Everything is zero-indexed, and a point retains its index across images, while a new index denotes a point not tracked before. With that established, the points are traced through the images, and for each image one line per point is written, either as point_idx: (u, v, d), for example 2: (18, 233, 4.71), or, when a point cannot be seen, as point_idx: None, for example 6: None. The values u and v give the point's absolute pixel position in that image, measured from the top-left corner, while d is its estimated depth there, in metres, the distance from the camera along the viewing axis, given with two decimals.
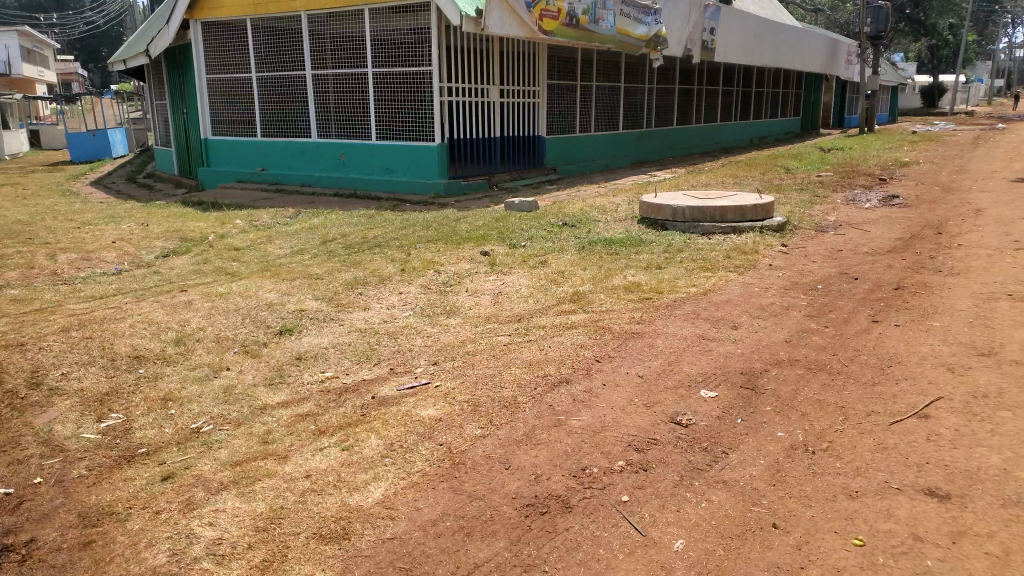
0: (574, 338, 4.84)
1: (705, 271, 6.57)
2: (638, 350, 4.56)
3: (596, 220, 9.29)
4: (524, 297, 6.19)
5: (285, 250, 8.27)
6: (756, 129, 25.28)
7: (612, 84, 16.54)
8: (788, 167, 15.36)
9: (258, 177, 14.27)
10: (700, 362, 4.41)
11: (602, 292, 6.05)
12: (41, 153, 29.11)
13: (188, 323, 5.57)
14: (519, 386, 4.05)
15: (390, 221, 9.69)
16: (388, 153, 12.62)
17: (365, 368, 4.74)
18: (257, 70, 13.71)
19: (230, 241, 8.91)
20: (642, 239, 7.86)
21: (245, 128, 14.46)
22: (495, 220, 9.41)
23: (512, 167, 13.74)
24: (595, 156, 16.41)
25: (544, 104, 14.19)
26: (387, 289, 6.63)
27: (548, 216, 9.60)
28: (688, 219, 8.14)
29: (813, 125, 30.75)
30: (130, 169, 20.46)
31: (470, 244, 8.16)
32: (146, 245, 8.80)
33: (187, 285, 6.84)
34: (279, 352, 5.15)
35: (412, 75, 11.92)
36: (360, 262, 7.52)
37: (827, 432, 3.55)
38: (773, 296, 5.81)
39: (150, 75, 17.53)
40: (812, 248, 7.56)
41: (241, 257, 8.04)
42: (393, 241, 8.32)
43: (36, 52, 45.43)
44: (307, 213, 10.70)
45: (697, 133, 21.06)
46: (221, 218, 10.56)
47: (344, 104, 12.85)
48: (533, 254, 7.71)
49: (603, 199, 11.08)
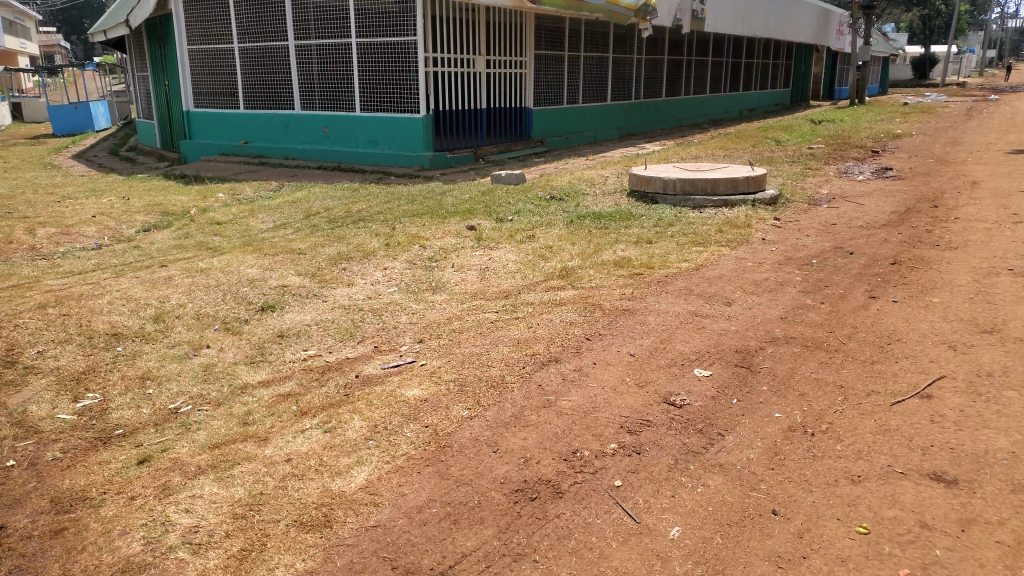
0: (564, 314, 4.73)
1: (697, 245, 6.46)
2: (630, 327, 4.45)
3: (586, 194, 9.14)
4: (512, 273, 6.06)
5: (269, 225, 8.08)
6: (746, 102, 25.09)
7: (600, 55, 16.30)
8: (779, 140, 15.22)
9: (242, 150, 14.00)
10: (693, 340, 4.32)
11: (592, 267, 5.93)
12: (22, 126, 28.59)
13: (168, 299, 5.40)
14: (508, 365, 3.94)
15: (376, 194, 9.51)
16: (372, 125, 12.38)
17: (349, 346, 4.61)
18: (239, 41, 13.39)
19: (213, 215, 8.71)
20: (631, 213, 7.73)
21: (226, 100, 14.16)
22: (483, 193, 9.24)
23: (499, 139, 13.54)
24: (584, 128, 16.21)
25: (532, 75, 13.94)
26: (372, 265, 6.47)
27: (536, 189, 9.44)
28: (678, 192, 8.01)
29: (803, 97, 30.55)
30: (112, 142, 20.07)
31: (457, 218, 8.00)
32: (127, 219, 8.59)
33: (167, 260, 6.66)
34: (261, 330, 5.00)
35: (396, 46, 11.64)
36: (345, 236, 7.35)
37: (826, 413, 3.48)
38: (766, 271, 5.71)
39: (132, 47, 17.14)
40: (806, 222, 7.46)
41: (223, 231, 7.86)
42: (379, 215, 8.15)
43: (17, 24, 44.54)
44: (291, 187, 10.48)
45: (687, 105, 20.86)
46: (204, 191, 10.32)
47: (327, 75, 12.57)
48: (522, 229, 7.57)
49: (593, 172, 10.91)
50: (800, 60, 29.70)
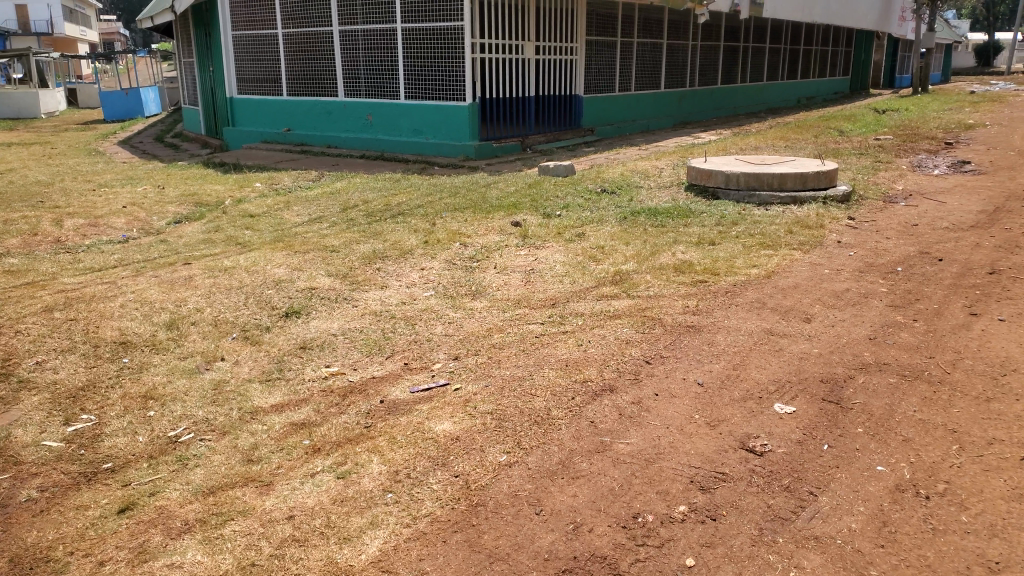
0: (620, 330, 4.15)
1: (766, 248, 5.81)
2: (697, 348, 3.85)
3: (639, 188, 8.51)
4: (561, 276, 5.49)
5: (303, 218, 7.65)
6: (804, 89, 23.97)
7: (654, 40, 15.57)
8: (843, 129, 14.31)
9: (284, 138, 13.65)
10: (770, 365, 3.69)
11: (649, 272, 5.33)
12: (76, 112, 28.93)
13: (185, 303, 4.97)
14: (553, 395, 3.38)
15: (417, 186, 9.01)
16: (417, 113, 11.89)
17: (376, 362, 4.11)
18: (283, 26, 13.01)
19: (246, 206, 8.32)
20: (691, 209, 7.10)
21: (269, 87, 13.81)
22: (528, 185, 8.67)
23: (547, 128, 12.94)
24: (636, 117, 15.50)
25: (583, 61, 13.29)
26: (407, 265, 5.97)
27: (586, 181, 8.82)
28: (743, 186, 7.34)
29: (864, 84, 29.17)
30: (157, 129, 20.00)
31: (501, 213, 7.47)
32: (158, 210, 8.25)
33: (192, 256, 6.27)
34: (282, 340, 4.55)
35: (442, 30, 11.12)
36: (381, 232, 6.87)
37: (940, 469, 2.86)
38: (847, 280, 5.03)
39: (176, 31, 16.97)
40: (884, 221, 6.72)
41: (255, 224, 7.44)
42: (418, 209, 7.67)
43: (75, 11, 45.24)
44: (331, 177, 10.07)
45: (743, 93, 19.93)
46: (241, 181, 9.97)
47: (371, 61, 12.12)
48: (570, 225, 6.99)
49: (646, 163, 10.26)
50: (861, 47, 28.34)
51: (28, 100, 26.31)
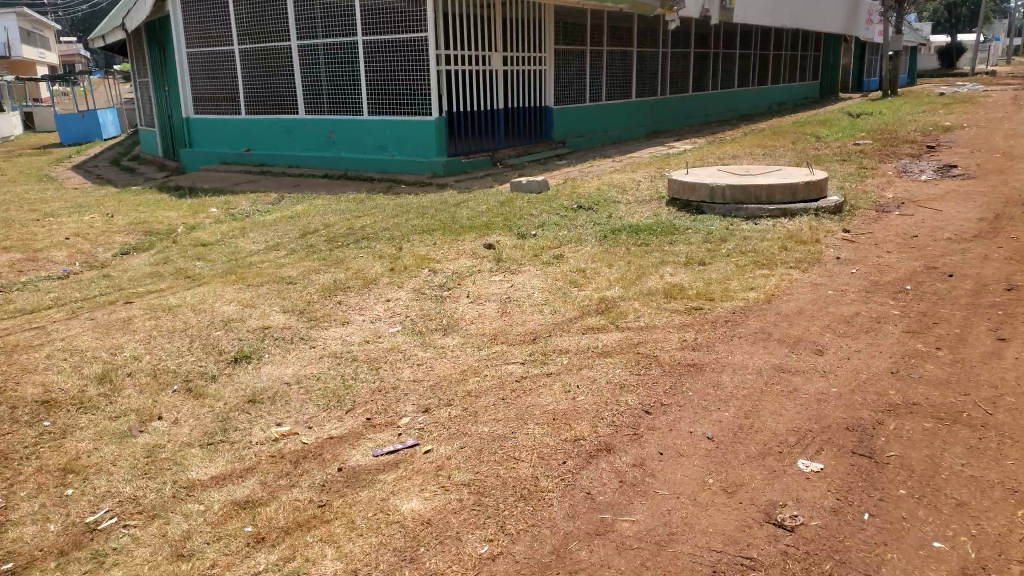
0: (612, 371, 3.67)
1: (761, 267, 5.38)
2: (701, 394, 3.39)
3: (617, 203, 8.08)
4: (540, 305, 5.00)
5: (260, 246, 7.10)
6: (775, 95, 23.84)
7: (624, 48, 15.23)
8: (820, 135, 14.05)
9: (243, 158, 13.06)
10: (786, 412, 3.24)
11: (637, 298, 4.88)
12: (30, 135, 27.97)
13: (121, 350, 4.39)
14: (541, 459, 2.88)
15: (382, 207, 8.51)
16: (381, 129, 11.38)
17: (333, 417, 3.58)
18: (239, 42, 12.46)
19: (199, 234, 7.75)
20: (675, 226, 6.69)
21: (226, 105, 13.23)
22: (501, 203, 8.20)
23: (518, 141, 12.50)
24: (608, 128, 15.13)
25: (552, 72, 12.89)
26: (371, 296, 5.46)
27: (561, 197, 8.38)
28: (728, 200, 6.93)
29: (834, 89, 29.18)
30: (115, 151, 19.30)
31: (472, 234, 7.00)
32: (102, 241, 7.65)
33: (135, 292, 5.71)
34: (229, 392, 3.99)
35: (405, 42, 10.64)
36: (342, 259, 6.35)
37: (1009, 544, 2.38)
38: (852, 302, 4.61)
39: (130, 49, 16.29)
40: (881, 233, 6.34)
41: (207, 254, 6.89)
42: (383, 232, 7.17)
43: (32, 32, 44.27)
44: (292, 199, 9.52)
45: (714, 100, 19.70)
46: (195, 206, 9.38)
47: (332, 76, 11.59)
48: (547, 246, 6.53)
49: (623, 175, 9.86)
50: (829, 51, 28.35)
51: None
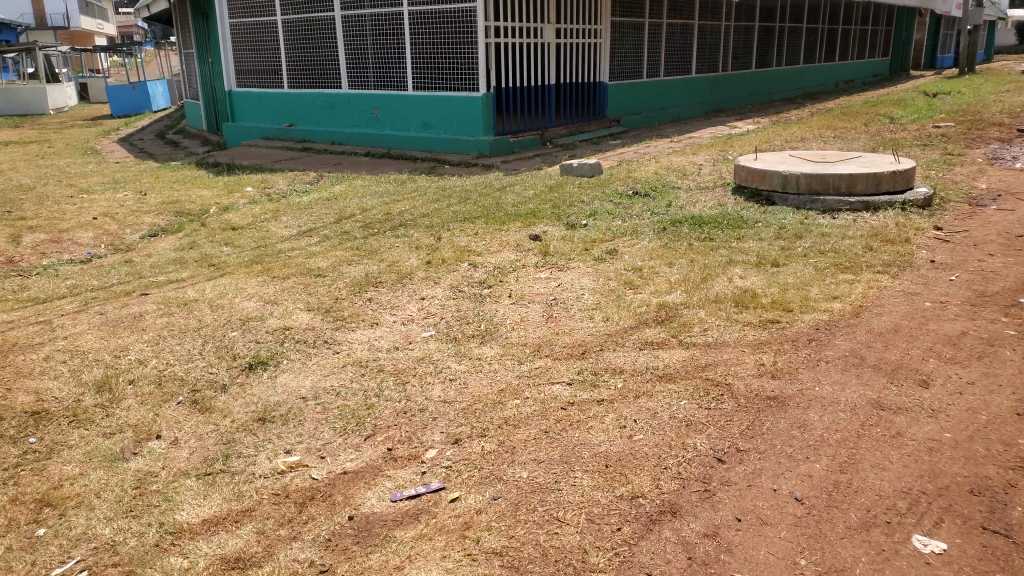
0: (675, 402, 3.12)
1: (844, 271, 4.74)
2: (784, 437, 2.83)
3: (677, 190, 7.44)
4: (591, 311, 4.46)
5: (292, 231, 6.69)
6: (842, 73, 22.60)
7: (685, 21, 14.40)
8: (894, 116, 13.08)
9: (286, 134, 12.69)
10: (890, 465, 2.68)
11: (702, 306, 4.31)
12: (86, 107, 28.20)
13: (126, 352, 3.99)
14: (591, 524, 2.39)
15: (423, 190, 8.04)
16: (426, 105, 10.87)
17: (349, 445, 3.11)
18: (282, 13, 12.04)
19: (231, 216, 7.38)
20: (743, 220, 6.07)
21: (270, 79, 12.86)
22: (550, 188, 7.64)
23: (570, 119, 11.86)
24: (665, 106, 14.36)
25: (607, 46, 12.20)
26: (404, 293, 4.99)
27: (615, 182, 7.77)
28: (802, 191, 6.25)
29: (905, 66, 27.64)
30: (163, 124, 19.19)
31: (517, 224, 6.49)
32: (132, 221, 7.34)
33: (155, 283, 5.34)
34: (238, 406, 3.54)
35: (453, 14, 10.08)
36: (376, 250, 5.89)
37: None
38: (955, 319, 3.97)
39: (177, 20, 16.05)
40: (979, 231, 5.61)
41: (236, 239, 6.50)
42: (422, 219, 6.69)
43: (92, 4, 44.84)
44: (331, 179, 9.12)
45: (778, 77, 18.67)
46: (232, 185, 9.03)
47: (377, 49, 11.10)
48: (599, 239, 5.98)
49: (683, 159, 9.19)
50: (902, 26, 26.77)
51: (37, 97, 25.64)
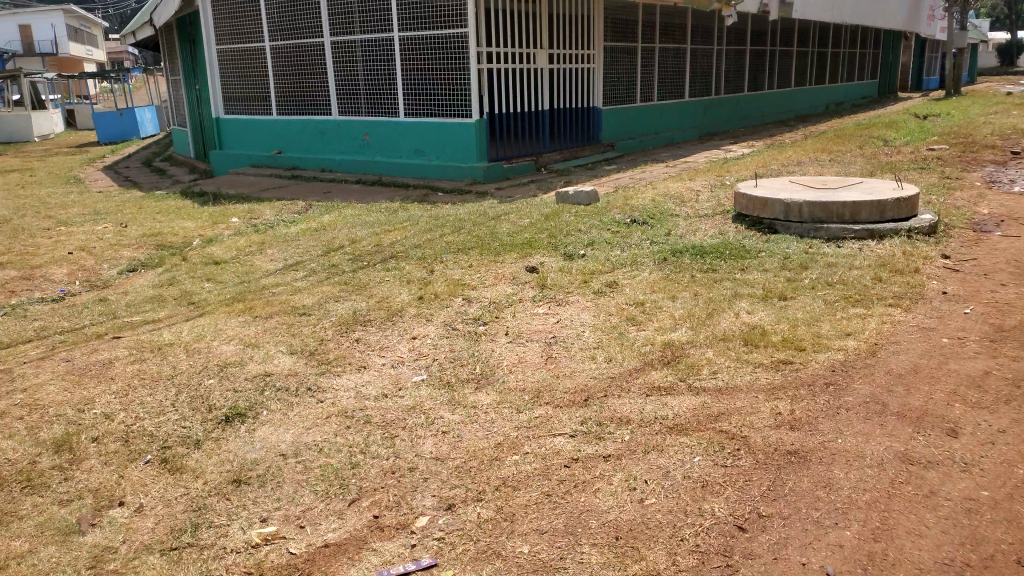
0: (688, 460, 2.86)
1: (856, 305, 4.52)
2: (808, 499, 2.57)
3: (675, 218, 7.24)
4: (591, 351, 4.21)
5: (277, 264, 6.43)
6: (832, 95, 22.61)
7: (677, 45, 14.33)
8: (888, 138, 12.96)
9: (274, 161, 12.45)
10: (928, 531, 2.40)
11: (710, 345, 4.06)
12: (74, 134, 27.97)
13: (91, 407, 3.76)
14: None
15: (414, 219, 7.81)
16: (418, 131, 10.67)
17: (332, 512, 2.87)
18: (271, 40, 11.87)
19: (214, 248, 7.13)
20: (746, 249, 5.85)
21: (258, 106, 12.66)
22: (545, 216, 7.42)
23: (564, 144, 11.68)
24: (659, 129, 14.23)
25: (601, 70, 12.06)
26: (394, 332, 4.73)
27: (612, 210, 7.56)
28: (805, 218, 6.06)
29: (894, 87, 27.73)
30: (151, 151, 18.96)
31: (512, 255, 6.26)
32: (110, 255, 7.08)
33: (130, 323, 5.08)
34: (211, 464, 3.32)
35: (444, 39, 9.92)
36: (365, 283, 5.64)
37: None
38: (977, 355, 3.74)
39: (164, 46, 15.88)
40: (990, 260, 5.40)
41: (218, 274, 6.25)
42: (413, 251, 6.46)
43: (82, 31, 44.81)
44: (319, 208, 8.88)
45: (770, 100, 18.63)
46: (216, 215, 8.79)
47: (367, 75, 10.93)
48: (598, 271, 5.76)
49: (679, 184, 9.00)
50: (889, 48, 26.91)
51: (22, 123, 25.39)
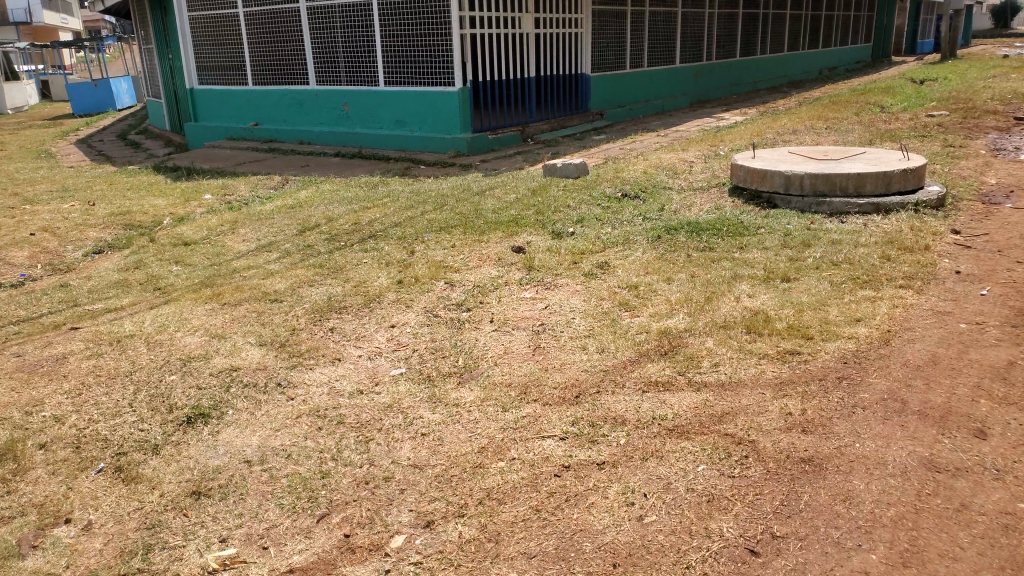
0: (692, 469, 2.60)
1: (863, 286, 4.25)
2: (827, 516, 2.31)
3: (669, 191, 6.94)
4: (582, 340, 3.93)
5: (250, 245, 6.08)
6: (825, 61, 22.19)
7: (668, 10, 13.89)
8: (884, 106, 12.63)
9: (252, 134, 12.01)
10: (963, 554, 2.14)
11: (709, 333, 3.79)
12: (49, 106, 27.20)
13: (39, 410, 3.47)
14: None
15: (395, 195, 7.47)
16: (399, 102, 10.27)
17: (299, 529, 2.60)
18: (245, 7, 11.38)
19: (184, 228, 6.78)
20: (745, 226, 5.56)
21: (233, 76, 12.18)
22: (532, 191, 7.09)
23: (551, 114, 11.30)
24: (649, 98, 13.85)
25: (588, 36, 11.65)
26: (371, 320, 4.43)
27: (602, 184, 7.24)
28: (807, 191, 5.77)
29: (886, 52, 27.30)
30: (127, 125, 18.39)
31: (497, 233, 5.95)
32: (75, 237, 6.71)
33: (89, 313, 4.76)
34: (170, 473, 3.04)
35: (425, 5, 9.50)
36: (342, 266, 5.32)
37: None
38: (998, 343, 3.47)
39: (136, 14, 15.30)
40: (1002, 235, 5.13)
41: (187, 256, 5.92)
42: (394, 230, 6.13)
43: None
44: (297, 183, 8.51)
45: (763, 66, 18.23)
46: (189, 191, 8.42)
47: (346, 43, 10.49)
48: (588, 250, 5.46)
49: (671, 156, 8.68)
50: (883, 11, 26.41)
51: None
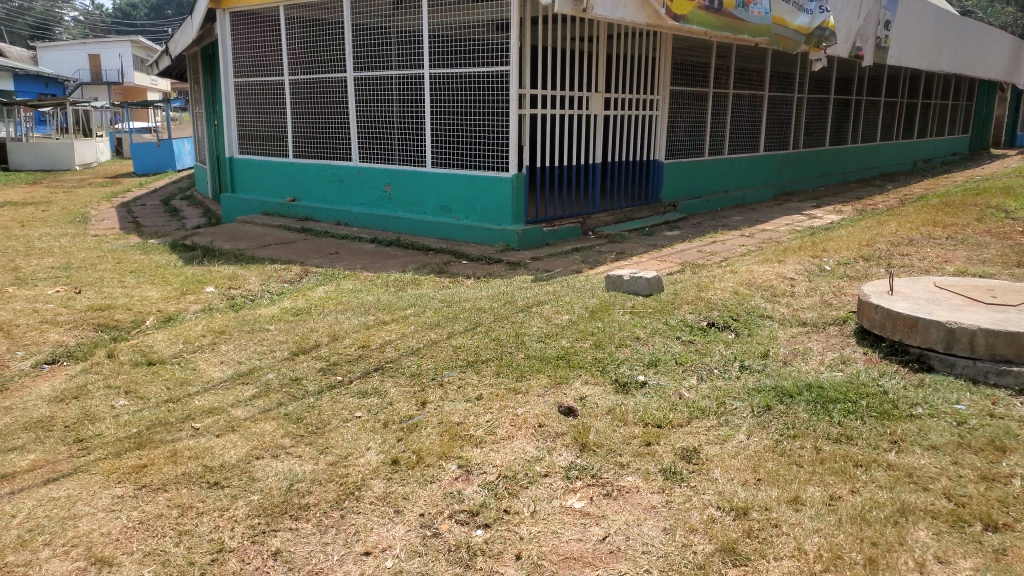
0: None
1: None
2: None
3: (768, 323, 5.40)
4: None
5: (225, 371, 4.73)
6: (920, 151, 20.44)
7: (753, 92, 12.50)
8: (1009, 210, 10.83)
9: (286, 210, 10.92)
10: None
11: None
12: (117, 162, 27.21)
13: None
14: None
15: (423, 301, 6.11)
16: (445, 185, 9.03)
17: None
18: (291, 73, 10.45)
19: (162, 334, 5.51)
20: (892, 402, 3.96)
21: (273, 146, 11.20)
22: (591, 311, 5.61)
23: (617, 204, 9.92)
24: (729, 188, 12.37)
25: (664, 119, 10.33)
26: (339, 539, 2.98)
27: (683, 304, 5.74)
28: (982, 352, 4.18)
29: (984, 143, 25.28)
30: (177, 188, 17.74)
31: (540, 377, 4.46)
32: (32, 337, 5.46)
33: None
34: None
35: (482, 78, 8.31)
36: (325, 426, 3.89)
37: None
38: None
39: (190, 74, 14.72)
40: None
41: (143, 382, 4.58)
42: (409, 361, 4.72)
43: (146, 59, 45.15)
44: (318, 277, 7.24)
45: (853, 156, 16.63)
46: (194, 279, 7.22)
47: (393, 116, 9.37)
48: (666, 419, 3.92)
49: (765, 266, 7.11)
50: (984, 100, 24.51)
51: (63, 151, 24.25)
